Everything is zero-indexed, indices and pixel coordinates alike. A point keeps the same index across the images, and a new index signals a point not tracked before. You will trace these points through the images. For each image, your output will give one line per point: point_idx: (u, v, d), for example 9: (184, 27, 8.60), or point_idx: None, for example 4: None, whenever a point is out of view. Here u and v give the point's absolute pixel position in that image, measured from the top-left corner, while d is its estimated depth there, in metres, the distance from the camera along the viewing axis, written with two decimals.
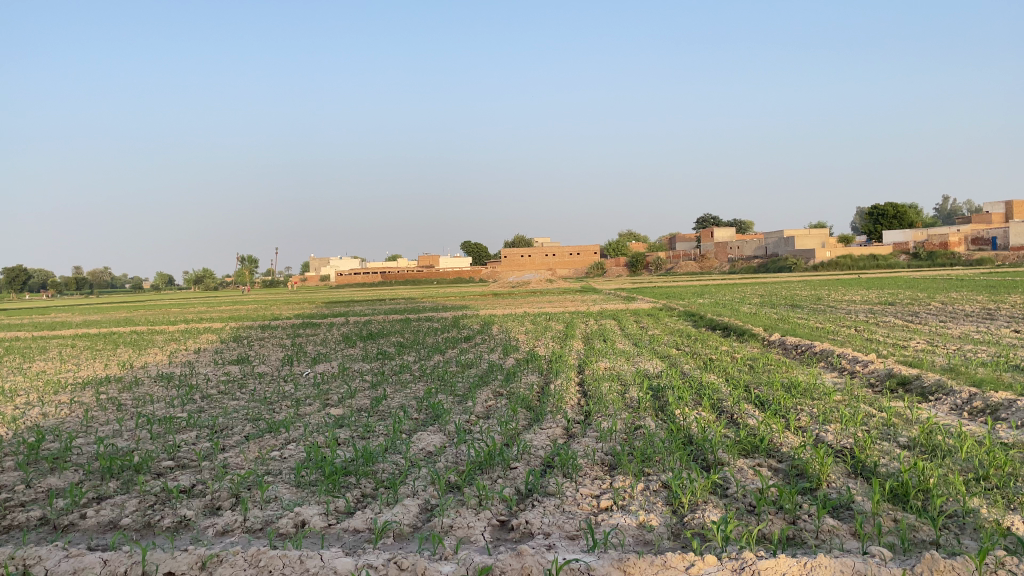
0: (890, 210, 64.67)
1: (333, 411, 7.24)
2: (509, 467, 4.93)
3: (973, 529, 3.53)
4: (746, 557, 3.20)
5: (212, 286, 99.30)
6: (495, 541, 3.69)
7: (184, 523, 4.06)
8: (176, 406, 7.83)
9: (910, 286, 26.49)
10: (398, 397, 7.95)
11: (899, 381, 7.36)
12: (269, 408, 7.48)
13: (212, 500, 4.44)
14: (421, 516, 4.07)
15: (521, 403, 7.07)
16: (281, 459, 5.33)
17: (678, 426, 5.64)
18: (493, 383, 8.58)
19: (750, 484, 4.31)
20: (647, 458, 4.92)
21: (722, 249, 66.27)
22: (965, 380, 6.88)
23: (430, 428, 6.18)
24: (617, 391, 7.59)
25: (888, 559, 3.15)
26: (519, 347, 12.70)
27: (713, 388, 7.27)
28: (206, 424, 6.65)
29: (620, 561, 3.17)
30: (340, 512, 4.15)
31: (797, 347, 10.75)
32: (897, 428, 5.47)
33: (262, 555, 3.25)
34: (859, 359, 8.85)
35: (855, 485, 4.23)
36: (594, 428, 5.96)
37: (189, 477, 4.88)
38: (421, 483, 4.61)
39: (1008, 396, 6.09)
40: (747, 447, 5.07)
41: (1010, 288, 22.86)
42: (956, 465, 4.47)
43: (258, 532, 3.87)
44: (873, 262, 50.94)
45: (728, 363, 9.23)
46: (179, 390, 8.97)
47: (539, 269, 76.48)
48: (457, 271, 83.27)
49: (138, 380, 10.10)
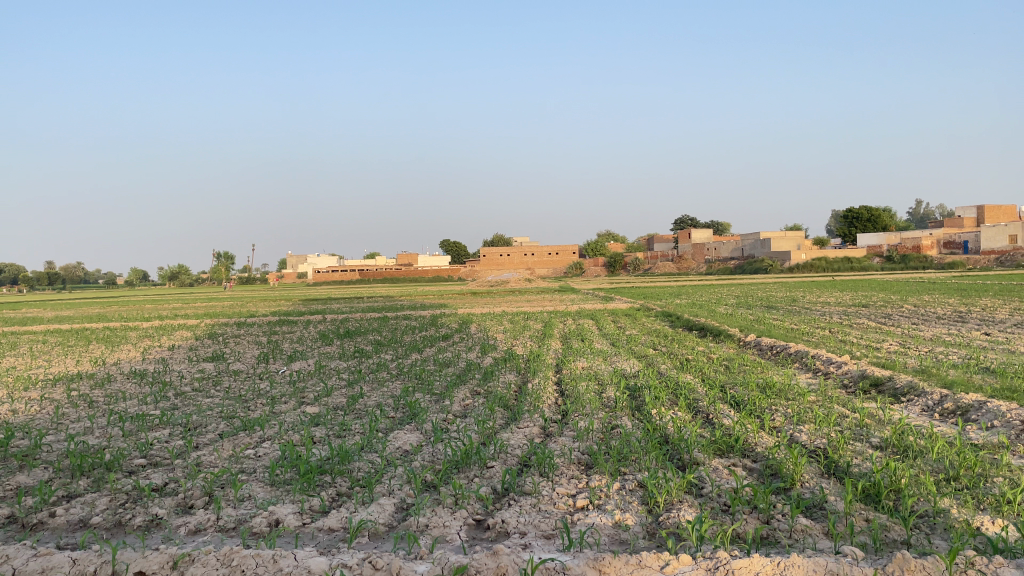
0: (865, 214, 65.66)
1: (308, 409, 7.18)
2: (486, 466, 4.92)
3: (944, 529, 3.59)
4: (720, 557, 3.20)
5: (187, 284, 97.85)
6: (471, 540, 3.68)
7: (155, 522, 4.02)
8: (148, 404, 7.72)
9: (885, 288, 27.02)
10: (375, 395, 7.91)
11: (873, 382, 7.47)
12: (244, 406, 7.41)
13: (184, 498, 4.38)
14: (396, 515, 4.05)
15: (500, 403, 7.05)
16: (255, 458, 5.28)
17: (655, 426, 5.66)
18: (470, 382, 8.54)
19: (725, 484, 4.33)
20: (624, 458, 4.94)
21: (700, 250, 67.13)
22: (936, 381, 7.02)
23: (407, 428, 6.14)
24: (594, 391, 7.59)
25: (860, 558, 3.19)
26: (497, 347, 12.60)
27: (689, 388, 7.31)
28: (180, 421, 6.58)
29: (595, 561, 3.17)
30: (314, 511, 4.13)
31: (773, 347, 10.88)
32: (870, 427, 5.55)
33: (234, 555, 3.22)
34: (833, 359, 8.99)
35: (829, 485, 4.28)
36: (571, 428, 5.95)
37: (160, 475, 4.83)
38: (397, 482, 4.59)
39: (979, 397, 6.19)
40: (722, 446, 5.10)
41: (982, 289, 24.23)
42: (928, 465, 4.53)
43: (230, 531, 3.84)
44: (848, 265, 51.61)
45: (705, 364, 9.30)
46: (151, 387, 8.86)
47: (518, 267, 76.65)
48: (435, 270, 83.03)
49: (111, 376, 10.05)
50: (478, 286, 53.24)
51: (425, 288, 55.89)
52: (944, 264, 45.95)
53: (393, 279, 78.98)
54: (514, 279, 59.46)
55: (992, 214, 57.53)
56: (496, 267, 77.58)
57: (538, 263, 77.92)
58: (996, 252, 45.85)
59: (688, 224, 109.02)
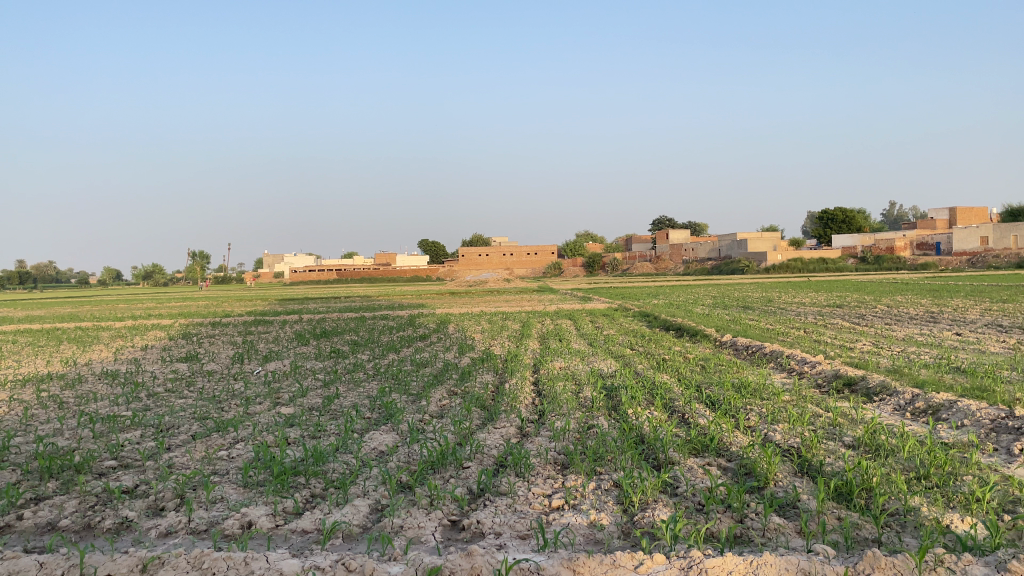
0: (840, 215, 66.42)
1: (283, 410, 7.13)
2: (462, 467, 4.92)
3: (914, 527, 3.63)
4: (694, 556, 3.22)
5: (162, 284, 96.73)
6: (445, 541, 3.67)
7: (125, 524, 3.97)
8: (120, 405, 7.63)
9: (859, 289, 27.39)
10: (351, 396, 7.86)
11: (846, 382, 7.54)
12: (217, 407, 7.34)
13: (155, 500, 4.33)
14: (371, 517, 4.04)
15: (477, 403, 7.04)
16: (228, 459, 5.23)
17: (631, 426, 5.67)
18: (447, 382, 8.51)
19: (699, 484, 4.35)
20: (599, 458, 4.94)
21: (678, 250, 67.60)
22: (908, 381, 7.09)
23: (383, 428, 6.13)
24: (571, 391, 7.60)
25: (832, 556, 3.21)
26: (475, 347, 12.60)
27: (665, 388, 7.34)
28: (152, 422, 6.51)
29: (569, 561, 3.18)
30: (287, 513, 4.10)
31: (749, 347, 10.96)
32: (843, 427, 5.60)
33: (205, 557, 3.19)
34: (807, 359, 9.07)
35: (802, 484, 4.32)
36: (547, 428, 5.96)
37: (131, 477, 4.77)
38: (372, 483, 4.57)
39: (949, 397, 6.27)
40: (698, 446, 5.12)
41: (953, 288, 24.64)
42: (899, 464, 4.58)
43: (202, 534, 3.80)
44: (823, 266, 52.17)
45: (681, 363, 9.35)
46: (123, 388, 8.74)
47: (496, 267, 76.63)
48: (413, 270, 82.77)
49: (82, 376, 9.95)
50: (456, 286, 53.02)
51: (403, 288, 55.58)
52: (916, 265, 46.59)
53: (372, 279, 78.68)
54: (492, 279, 59.41)
55: (964, 216, 58.44)
56: (475, 267, 77.49)
57: (517, 263, 77.96)
58: (967, 253, 46.57)
59: (666, 224, 109.56)
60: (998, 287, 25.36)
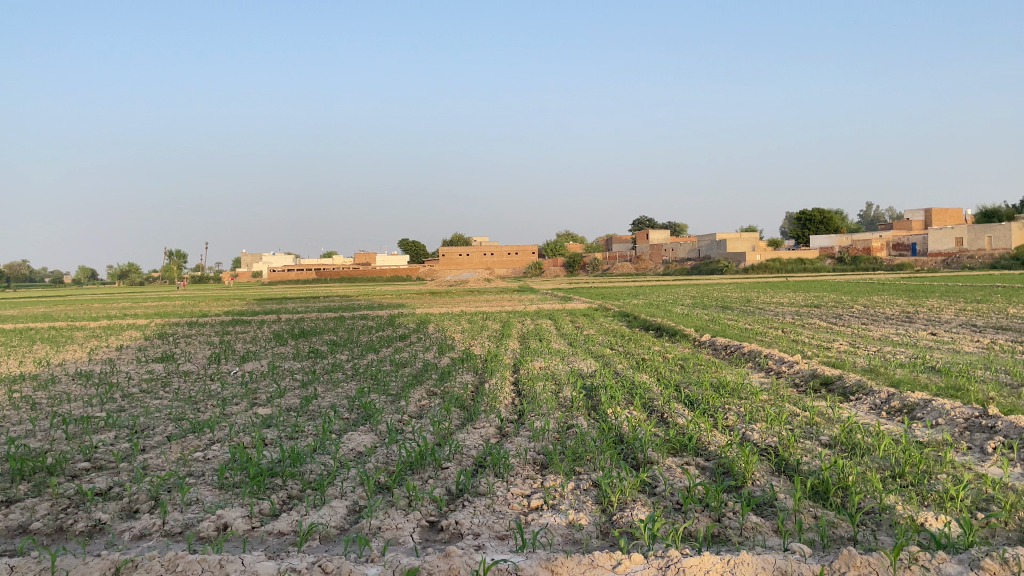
0: (818, 216, 67.04)
1: (260, 410, 7.08)
2: (440, 467, 4.91)
3: (889, 525, 3.67)
4: (672, 555, 3.23)
5: (137, 284, 95.53)
6: (424, 542, 3.66)
7: (98, 527, 3.92)
8: (94, 406, 7.53)
9: (836, 289, 27.66)
10: (330, 396, 7.82)
11: (823, 381, 7.61)
12: (193, 408, 7.27)
13: (129, 503, 4.28)
14: (349, 517, 4.02)
15: (456, 403, 7.03)
16: (204, 460, 5.18)
17: (610, 426, 5.69)
18: (426, 382, 8.49)
19: (678, 483, 4.37)
20: (578, 458, 4.95)
21: (658, 250, 67.96)
22: (884, 380, 7.16)
23: (362, 428, 6.11)
24: (551, 391, 7.60)
25: (808, 555, 3.24)
26: (455, 347, 12.56)
27: (644, 388, 7.36)
28: (126, 423, 6.43)
29: (547, 561, 3.18)
30: (264, 514, 4.07)
31: (728, 347, 11.01)
32: (819, 426, 5.65)
33: (180, 559, 3.16)
34: (785, 359, 9.13)
35: (779, 483, 4.35)
36: (527, 428, 5.96)
37: (104, 479, 4.71)
38: (350, 484, 4.54)
39: (924, 396, 6.34)
40: (676, 446, 5.15)
41: (929, 288, 24.93)
42: (875, 462, 4.64)
43: (177, 536, 3.76)
44: (801, 266, 52.61)
45: (661, 363, 9.37)
46: (97, 389, 8.63)
47: (477, 267, 76.50)
48: (393, 270, 82.43)
49: (55, 377, 9.82)
50: (436, 286, 52.67)
51: (381, 288, 54.87)
52: (892, 266, 47.11)
53: (351, 279, 78.27)
54: (473, 279, 59.19)
55: (939, 217, 59.18)
56: (455, 267, 77.32)
57: (497, 263, 77.91)
58: (942, 254, 47.18)
59: (646, 224, 109.87)
60: (972, 287, 25.66)
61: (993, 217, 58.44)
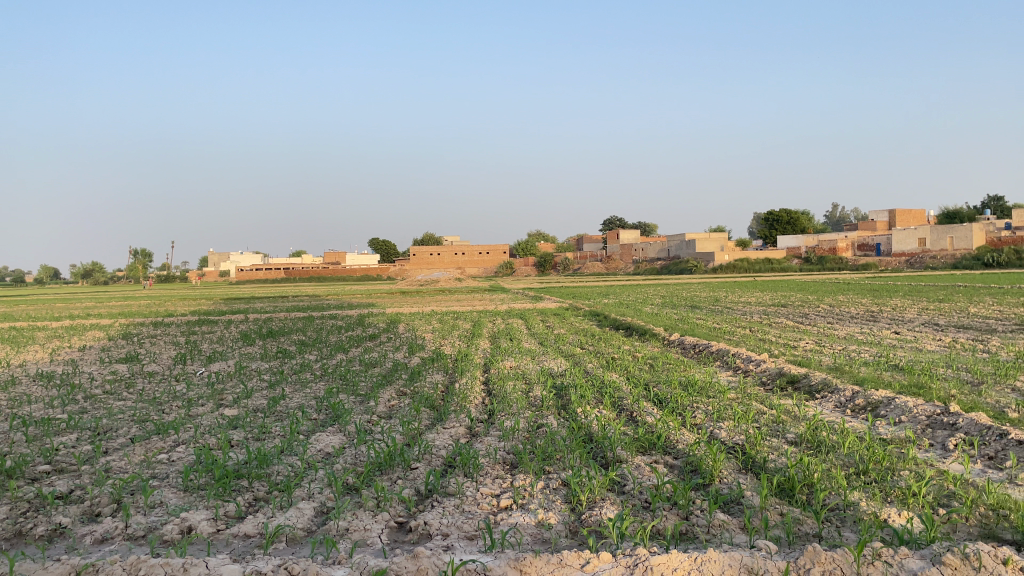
0: (785, 217, 67.88)
1: (227, 411, 6.99)
2: (410, 467, 4.89)
3: (853, 522, 3.73)
4: (639, 553, 3.25)
5: (100, 284, 93.62)
6: (392, 543, 3.65)
7: (59, 531, 3.85)
8: (56, 408, 7.38)
9: (803, 288, 28.00)
10: (297, 397, 7.75)
11: (789, 379, 7.71)
12: (158, 409, 7.16)
13: (91, 506, 4.20)
14: (316, 519, 3.98)
15: (426, 403, 7.01)
16: (168, 463, 5.11)
17: (580, 425, 5.71)
18: (396, 382, 8.44)
19: (646, 481, 4.41)
20: (548, 458, 4.96)
21: (628, 250, 68.45)
22: (848, 378, 7.26)
23: (330, 429, 6.07)
24: (520, 391, 7.60)
25: (774, 551, 3.27)
26: (425, 347, 12.49)
27: (614, 387, 7.39)
28: (89, 425, 6.31)
29: (516, 561, 3.18)
30: (229, 517, 4.02)
31: (696, 347, 11.08)
32: (786, 424, 5.72)
33: (142, 563, 3.11)
34: (752, 358, 9.21)
35: (745, 481, 4.39)
36: (496, 428, 5.96)
37: (65, 482, 4.62)
38: (317, 485, 4.50)
39: (887, 394, 6.45)
40: (644, 444, 5.19)
41: (894, 287, 25.32)
42: (839, 459, 4.71)
43: (140, 539, 3.70)
44: (768, 267, 53.20)
45: (631, 363, 9.40)
46: (59, 390, 8.45)
47: (448, 267, 76.27)
48: (364, 269, 81.88)
49: (14, 378, 9.62)
50: (407, 285, 52.18)
51: (349, 288, 53.55)
52: (858, 266, 47.83)
53: (321, 279, 77.61)
54: (443, 279, 58.76)
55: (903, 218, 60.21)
56: (426, 266, 77.00)
57: (468, 263, 77.77)
58: (906, 254, 47.99)
59: (615, 224, 110.13)
60: (935, 287, 26.09)
61: (955, 218, 59.55)
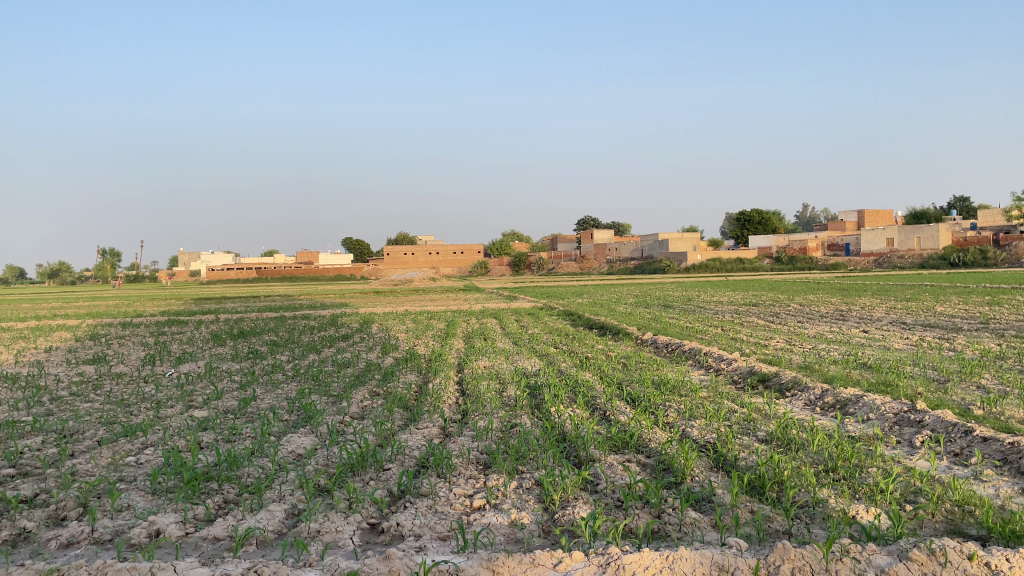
0: (756, 217, 68.53)
1: (197, 413, 6.91)
2: (382, 468, 4.87)
3: (822, 518, 3.77)
4: (611, 552, 3.26)
5: (67, 283, 92.04)
6: (364, 544, 3.63)
7: (22, 535, 3.77)
8: (21, 409, 7.24)
9: (774, 288, 28.26)
10: (269, 398, 7.67)
11: (760, 378, 7.79)
12: (126, 411, 7.06)
13: (56, 510, 4.13)
14: (287, 521, 3.95)
15: (399, 403, 6.98)
16: (136, 465, 5.04)
17: (553, 424, 5.73)
18: (369, 383, 8.41)
19: (619, 480, 4.43)
20: (521, 457, 4.96)
21: (601, 249, 68.64)
22: (818, 376, 7.36)
23: (302, 430, 6.02)
24: (494, 390, 7.60)
25: (744, 549, 3.31)
26: (398, 347, 12.44)
27: (588, 386, 7.42)
28: (55, 428, 6.20)
29: (488, 561, 3.18)
30: (199, 520, 3.97)
31: (668, 346, 11.14)
32: (756, 422, 5.77)
33: (109, 568, 3.06)
34: (724, 357, 9.29)
35: (717, 479, 4.42)
36: (470, 428, 5.95)
37: (30, 486, 4.53)
38: (289, 487, 4.46)
39: (856, 392, 6.54)
40: (617, 443, 5.21)
41: (864, 287, 25.65)
42: (809, 457, 4.76)
43: (106, 544, 3.64)
44: (740, 266, 53.68)
45: (604, 362, 9.43)
46: (24, 392, 8.30)
47: (423, 267, 76.01)
48: (337, 269, 81.32)
49: None
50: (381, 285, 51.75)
51: (323, 288, 52.86)
52: (828, 265, 48.44)
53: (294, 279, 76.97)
54: (417, 279, 58.47)
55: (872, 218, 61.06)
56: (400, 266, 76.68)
57: (442, 262, 77.57)
58: (874, 254, 48.68)
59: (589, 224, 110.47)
60: (904, 286, 26.46)
61: (922, 218, 60.50)
